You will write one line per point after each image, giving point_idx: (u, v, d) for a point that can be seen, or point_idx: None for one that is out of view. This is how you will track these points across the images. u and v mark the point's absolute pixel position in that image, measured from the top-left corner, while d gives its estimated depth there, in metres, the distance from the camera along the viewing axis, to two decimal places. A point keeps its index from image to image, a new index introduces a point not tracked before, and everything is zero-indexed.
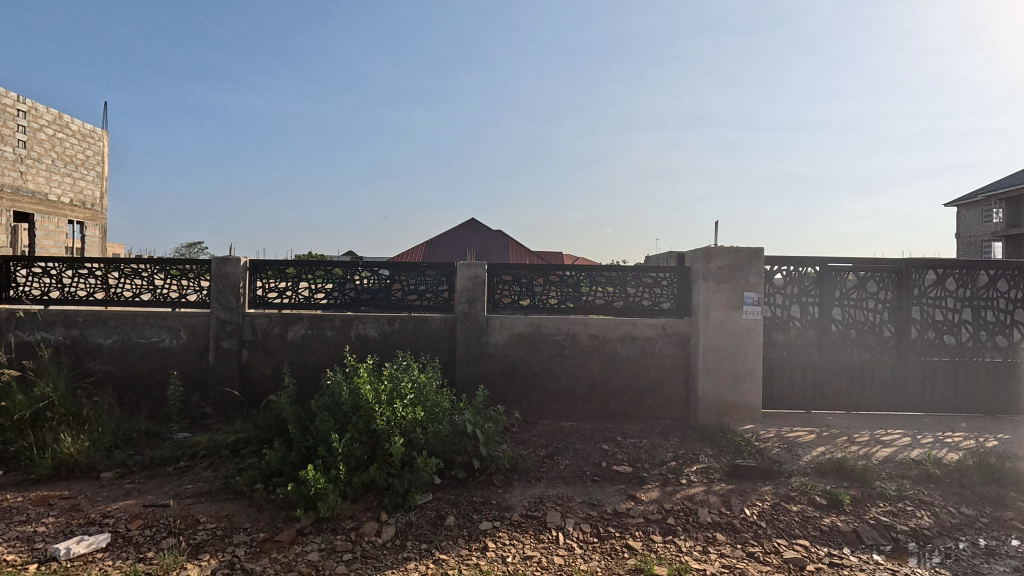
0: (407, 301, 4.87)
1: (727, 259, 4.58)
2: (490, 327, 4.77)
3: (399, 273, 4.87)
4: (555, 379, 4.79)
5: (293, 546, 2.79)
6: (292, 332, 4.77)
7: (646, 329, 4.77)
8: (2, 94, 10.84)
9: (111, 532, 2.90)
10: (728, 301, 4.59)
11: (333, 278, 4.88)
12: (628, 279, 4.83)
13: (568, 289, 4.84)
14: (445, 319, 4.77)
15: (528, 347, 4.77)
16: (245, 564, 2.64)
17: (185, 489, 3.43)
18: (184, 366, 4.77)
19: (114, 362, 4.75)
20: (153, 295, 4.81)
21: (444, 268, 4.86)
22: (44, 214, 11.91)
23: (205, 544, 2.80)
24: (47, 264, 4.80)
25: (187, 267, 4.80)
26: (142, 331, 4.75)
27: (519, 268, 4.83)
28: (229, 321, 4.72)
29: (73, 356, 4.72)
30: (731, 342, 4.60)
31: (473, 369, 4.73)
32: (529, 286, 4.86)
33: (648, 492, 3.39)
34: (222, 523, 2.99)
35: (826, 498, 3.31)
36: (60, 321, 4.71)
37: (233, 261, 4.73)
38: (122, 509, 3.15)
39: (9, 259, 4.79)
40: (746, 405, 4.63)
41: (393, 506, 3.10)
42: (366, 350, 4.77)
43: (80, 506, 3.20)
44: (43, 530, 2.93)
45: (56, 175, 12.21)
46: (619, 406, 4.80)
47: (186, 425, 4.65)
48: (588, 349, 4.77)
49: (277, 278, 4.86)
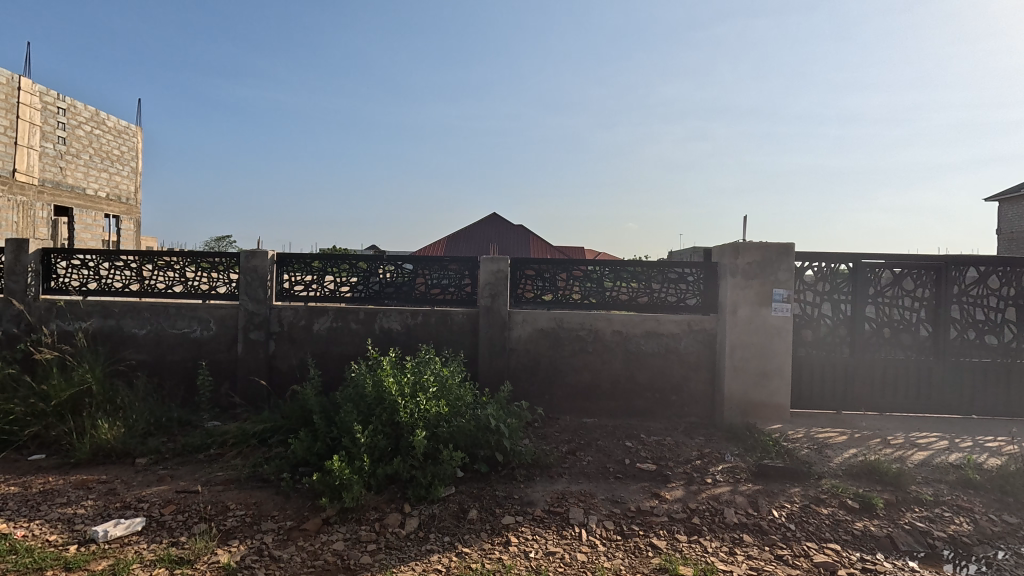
0: (431, 294, 4.91)
1: (756, 254, 4.47)
2: (512, 321, 4.75)
3: (422, 267, 4.91)
4: (577, 375, 4.76)
5: (319, 535, 2.83)
6: (318, 324, 4.84)
7: (670, 325, 4.69)
8: (44, 92, 11.30)
9: (145, 516, 2.99)
10: (756, 297, 4.48)
11: (358, 271, 4.94)
12: (654, 275, 4.76)
13: (591, 284, 4.80)
14: (467, 313, 4.78)
15: (551, 342, 4.74)
16: (273, 551, 2.69)
17: (215, 476, 3.52)
18: (214, 356, 4.89)
19: (149, 351, 4.90)
20: (184, 287, 4.93)
21: (467, 262, 4.87)
22: (82, 208, 12.35)
23: (234, 530, 2.87)
24: (84, 257, 4.96)
25: (217, 260, 4.91)
26: (174, 322, 4.88)
27: (542, 263, 4.81)
28: (257, 313, 4.81)
29: (110, 345, 4.89)
30: (759, 339, 4.50)
31: (495, 363, 4.73)
32: (551, 281, 4.84)
33: (672, 491, 3.35)
34: (250, 511, 3.06)
35: (858, 501, 3.22)
36: (97, 311, 4.87)
37: (261, 254, 4.82)
38: (155, 494, 3.26)
39: (50, 252, 4.97)
40: (774, 404, 4.52)
41: (416, 498, 3.12)
42: (390, 343, 4.82)
43: (116, 490, 3.32)
44: (83, 512, 3.05)
45: (93, 170, 12.63)
46: (642, 403, 4.74)
47: (216, 414, 4.78)
48: (611, 346, 4.72)
49: (304, 272, 4.92)
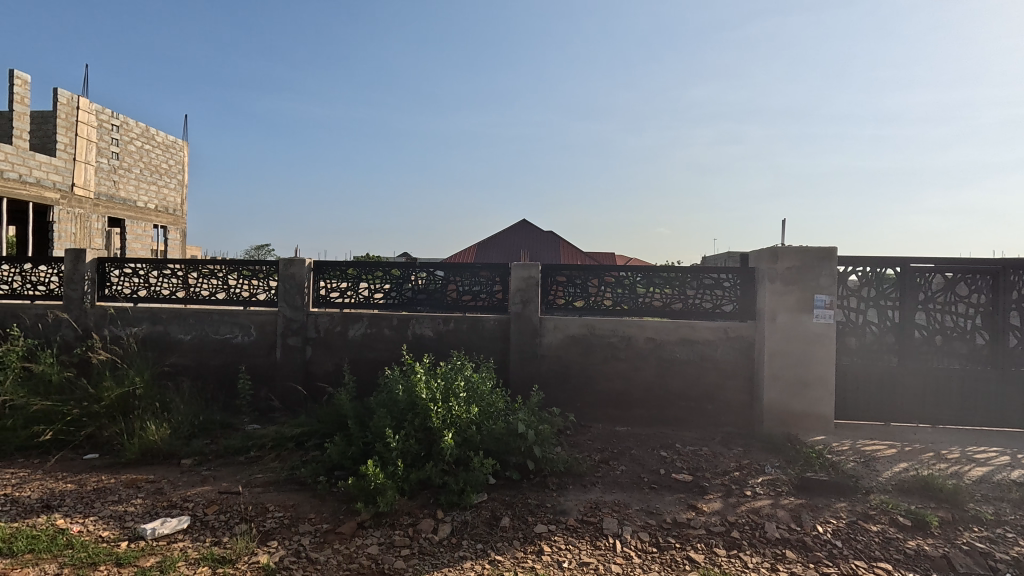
0: (462, 300, 4.94)
1: (796, 259, 4.32)
2: (543, 328, 4.73)
3: (454, 274, 4.96)
4: (610, 382, 4.69)
5: (354, 539, 2.87)
6: (353, 330, 4.93)
7: (705, 332, 4.58)
8: (100, 111, 11.97)
9: (190, 516, 3.10)
10: (797, 303, 4.32)
11: (390, 278, 5.03)
12: (688, 281, 4.66)
13: (623, 290, 4.75)
14: (499, 320, 4.78)
15: (582, 348, 4.70)
16: (310, 553, 2.74)
17: (255, 478, 3.63)
18: (254, 361, 5.05)
19: (193, 356, 5.10)
20: (226, 294, 5.13)
21: (498, 268, 4.89)
22: (133, 220, 13.02)
23: (273, 531, 2.94)
24: (135, 266, 5.21)
25: (257, 268, 5.09)
26: (217, 328, 5.06)
27: (573, 269, 4.78)
28: (294, 319, 4.95)
29: (158, 349, 5.11)
30: (800, 347, 4.33)
31: (526, 370, 4.72)
32: (583, 287, 4.80)
33: (710, 503, 3.25)
34: (288, 513, 3.13)
35: (910, 519, 3.05)
36: (146, 317, 5.11)
37: (298, 262, 4.96)
38: (199, 494, 3.37)
39: (104, 261, 5.24)
40: (817, 415, 4.33)
41: (449, 504, 3.13)
42: (422, 349, 4.87)
43: (163, 490, 3.46)
44: (133, 510, 3.18)
45: (143, 183, 13.30)
46: (676, 412, 4.64)
47: (255, 417, 4.92)
48: (644, 353, 4.64)
49: (339, 279, 5.05)
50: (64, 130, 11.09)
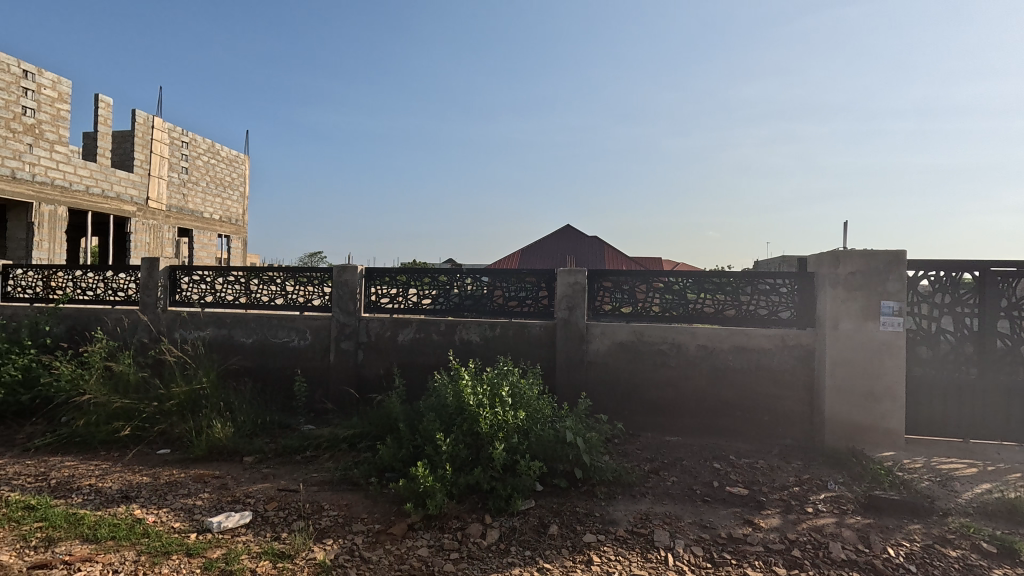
0: (508, 306, 4.97)
1: (861, 263, 4.09)
2: (590, 334, 4.69)
3: (500, 280, 5.00)
4: (659, 390, 4.58)
5: (405, 540, 2.92)
6: (402, 335, 5.06)
7: (761, 340, 4.40)
8: (172, 129, 12.87)
9: (252, 511, 3.26)
10: (862, 310, 4.08)
11: (438, 284, 5.13)
12: (742, 286, 4.50)
13: (673, 296, 4.64)
14: (545, 326, 4.77)
15: (630, 355, 4.62)
16: (363, 551, 2.82)
17: (311, 477, 3.77)
18: (309, 364, 5.26)
19: (254, 358, 5.37)
20: (284, 299, 5.39)
21: (544, 274, 4.88)
22: (200, 230, 13.90)
23: (329, 529, 3.04)
24: (202, 273, 5.56)
25: (312, 274, 5.31)
26: (276, 332, 5.31)
27: (620, 274, 4.71)
28: (347, 324, 5.12)
29: (223, 352, 5.42)
30: (866, 356, 4.08)
31: (573, 376, 4.69)
32: (630, 293, 4.72)
33: (768, 519, 3.11)
34: (342, 512, 3.23)
35: (996, 545, 2.80)
36: (212, 321, 5.43)
37: (351, 269, 5.14)
38: (260, 491, 3.54)
39: (175, 268, 5.61)
40: (886, 429, 4.06)
41: (496, 510, 3.14)
42: (469, 354, 4.92)
43: (227, 485, 3.65)
44: (201, 503, 3.38)
45: (209, 195, 14.17)
46: (730, 422, 4.47)
47: (311, 418, 5.12)
48: (695, 361, 4.51)
49: (389, 285, 5.19)
50: (141, 147, 11.98)
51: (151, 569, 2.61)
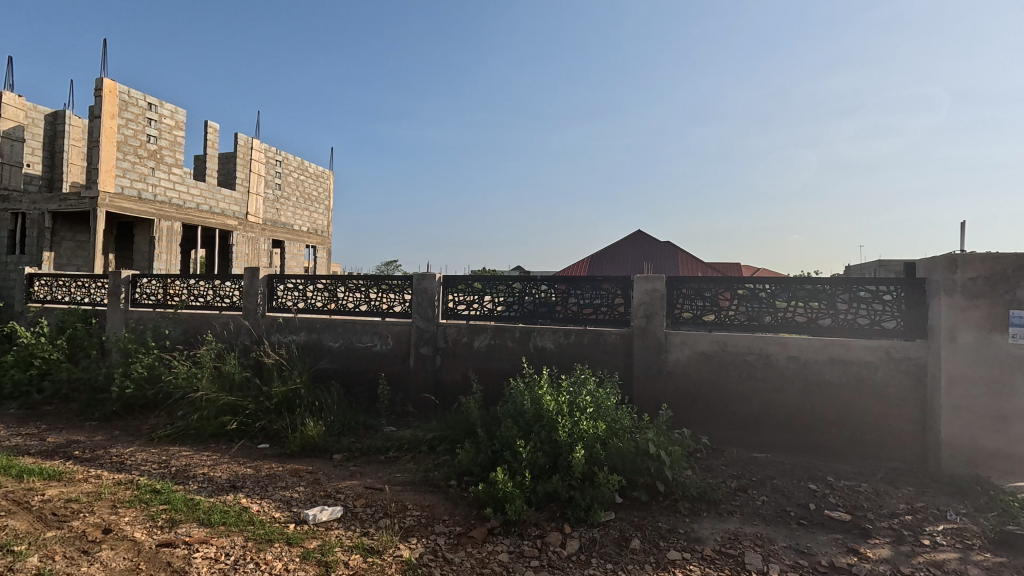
0: (583, 314, 4.93)
1: (983, 268, 3.65)
2: (669, 343, 4.53)
3: (575, 287, 4.97)
4: (746, 404, 4.34)
5: (485, 544, 2.96)
6: (478, 341, 5.16)
7: (861, 352, 4.05)
8: (269, 149, 14.04)
9: (343, 506, 3.45)
10: (985, 320, 3.63)
11: (513, 291, 5.19)
12: (839, 293, 4.17)
13: (760, 304, 4.39)
14: (621, 334, 4.68)
15: (713, 366, 4.41)
16: (446, 552, 2.89)
17: (395, 477, 3.93)
18: (391, 368, 5.50)
19: (341, 362, 5.69)
20: (368, 306, 5.69)
21: (620, 281, 4.80)
22: (290, 241, 15.02)
23: (413, 528, 3.15)
24: (295, 281, 5.99)
25: (394, 282, 5.56)
26: (361, 337, 5.61)
27: (701, 281, 4.53)
28: (426, 330, 5.31)
29: (313, 355, 5.79)
30: (992, 372, 3.62)
31: (652, 386, 4.55)
32: (713, 300, 4.53)
33: (876, 549, 2.83)
34: (425, 512, 3.34)
35: None
36: (304, 326, 5.83)
37: (430, 276, 5.34)
38: (349, 487, 3.74)
39: (272, 277, 6.10)
40: (1018, 456, 3.57)
41: (576, 519, 3.11)
42: (544, 361, 4.92)
43: (320, 480, 3.90)
44: (297, 496, 3.62)
45: (299, 209, 15.29)
46: (827, 441, 4.14)
47: (392, 420, 5.35)
48: (786, 373, 4.23)
49: (466, 292, 5.33)
50: (243, 167, 13.16)
51: (257, 554, 2.82)
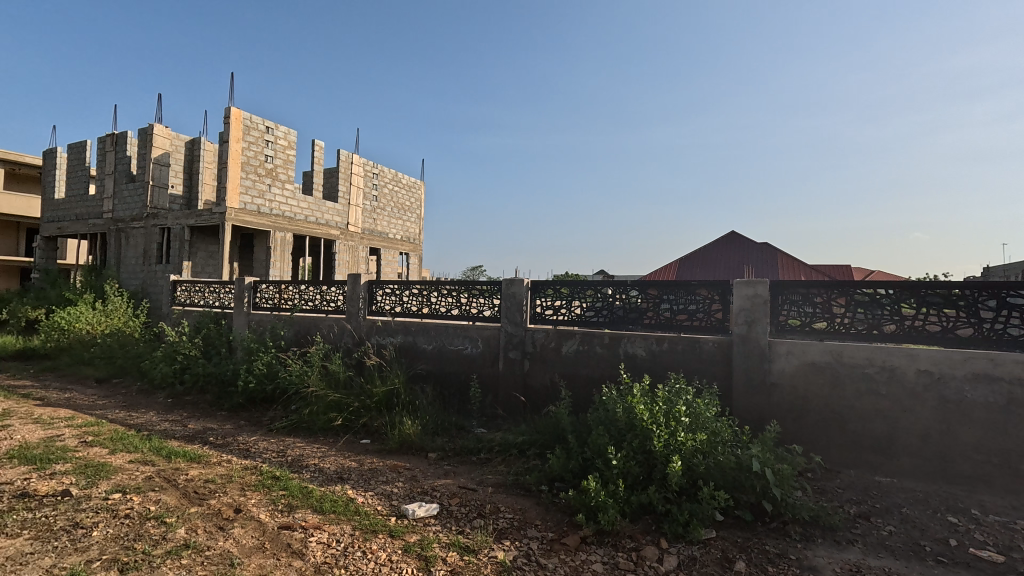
0: (677, 320, 4.74)
1: None
2: (773, 353, 4.21)
3: (667, 292, 4.79)
4: (866, 422, 3.92)
5: (579, 552, 2.93)
6: (566, 346, 5.14)
7: (1012, 367, 3.50)
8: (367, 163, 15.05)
9: (439, 504, 3.58)
10: None
11: (602, 297, 5.11)
12: (982, 300, 3.67)
13: (883, 311, 3.98)
14: (719, 342, 4.43)
15: (826, 379, 4.04)
16: (539, 557, 2.89)
17: (487, 478, 4.02)
18: (482, 372, 5.64)
19: (434, 364, 5.93)
20: (459, 310, 5.90)
21: (717, 286, 4.56)
22: (385, 249, 15.96)
23: (506, 531, 3.20)
24: (392, 286, 6.35)
25: (483, 287, 5.71)
26: (452, 341, 5.81)
27: (811, 285, 4.17)
28: (515, 335, 5.38)
29: (409, 357, 6.09)
30: None
31: (754, 399, 4.26)
32: (825, 306, 4.16)
33: None
34: (517, 515, 3.38)
35: None
36: (401, 329, 6.15)
37: (518, 281, 5.41)
38: (444, 486, 3.88)
39: (371, 283, 6.50)
40: None
41: (674, 535, 2.98)
42: (635, 369, 4.78)
43: (417, 477, 4.08)
44: (397, 491, 3.82)
45: (393, 218, 16.21)
46: (969, 468, 3.62)
47: (483, 422, 5.48)
48: (916, 389, 3.76)
49: (554, 297, 5.33)
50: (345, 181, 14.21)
51: (364, 543, 3.01)
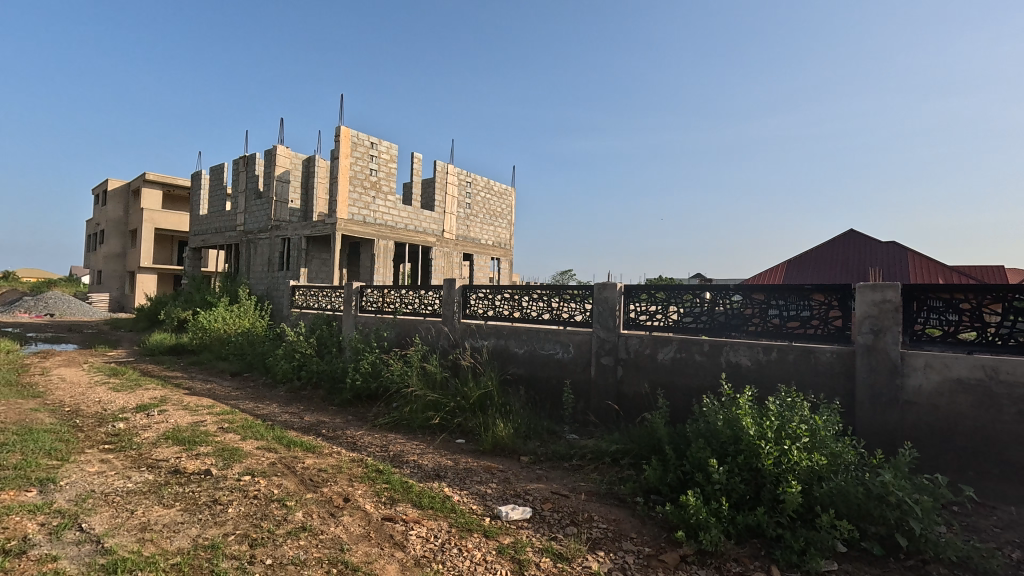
0: (787, 328, 4.38)
1: None
2: (907, 366, 3.71)
3: (776, 297, 4.42)
4: None
5: (678, 571, 2.77)
6: (662, 353, 4.92)
7: None
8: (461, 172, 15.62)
9: (532, 508, 3.59)
10: None
11: (701, 302, 4.84)
12: None
13: None
14: (838, 352, 3.99)
15: (976, 398, 3.48)
16: (636, 573, 2.78)
17: (579, 485, 3.96)
18: (573, 377, 5.58)
19: (526, 367, 5.98)
20: (551, 314, 5.90)
21: (836, 290, 4.15)
22: (478, 254, 16.44)
23: (600, 541, 3.12)
24: (485, 291, 6.53)
25: (575, 291, 5.65)
26: (544, 345, 5.82)
27: (957, 288, 3.66)
28: (607, 340, 5.26)
29: (501, 360, 6.21)
30: None
31: (883, 417, 3.78)
32: (971, 313, 3.65)
33: None
34: (611, 526, 3.28)
35: None
36: (493, 333, 6.28)
37: (611, 286, 5.30)
38: (537, 490, 3.88)
39: (465, 287, 6.74)
40: None
41: (787, 563, 2.72)
42: (740, 379, 4.46)
43: (509, 479, 4.13)
44: (491, 492, 3.89)
45: (485, 224, 16.66)
46: None
47: (575, 428, 5.42)
48: None
49: (649, 302, 5.15)
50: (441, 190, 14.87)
51: (460, 540, 3.10)
